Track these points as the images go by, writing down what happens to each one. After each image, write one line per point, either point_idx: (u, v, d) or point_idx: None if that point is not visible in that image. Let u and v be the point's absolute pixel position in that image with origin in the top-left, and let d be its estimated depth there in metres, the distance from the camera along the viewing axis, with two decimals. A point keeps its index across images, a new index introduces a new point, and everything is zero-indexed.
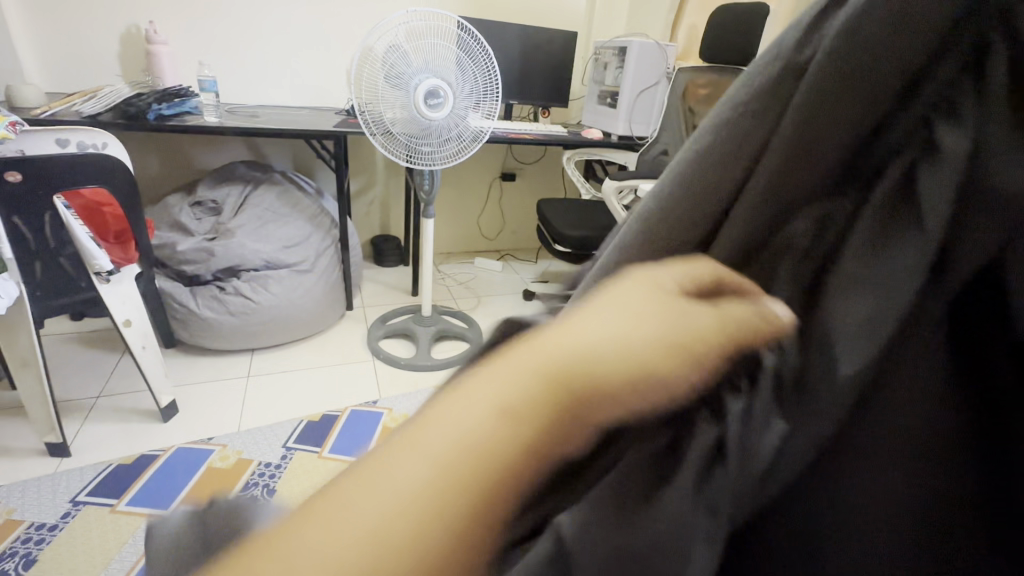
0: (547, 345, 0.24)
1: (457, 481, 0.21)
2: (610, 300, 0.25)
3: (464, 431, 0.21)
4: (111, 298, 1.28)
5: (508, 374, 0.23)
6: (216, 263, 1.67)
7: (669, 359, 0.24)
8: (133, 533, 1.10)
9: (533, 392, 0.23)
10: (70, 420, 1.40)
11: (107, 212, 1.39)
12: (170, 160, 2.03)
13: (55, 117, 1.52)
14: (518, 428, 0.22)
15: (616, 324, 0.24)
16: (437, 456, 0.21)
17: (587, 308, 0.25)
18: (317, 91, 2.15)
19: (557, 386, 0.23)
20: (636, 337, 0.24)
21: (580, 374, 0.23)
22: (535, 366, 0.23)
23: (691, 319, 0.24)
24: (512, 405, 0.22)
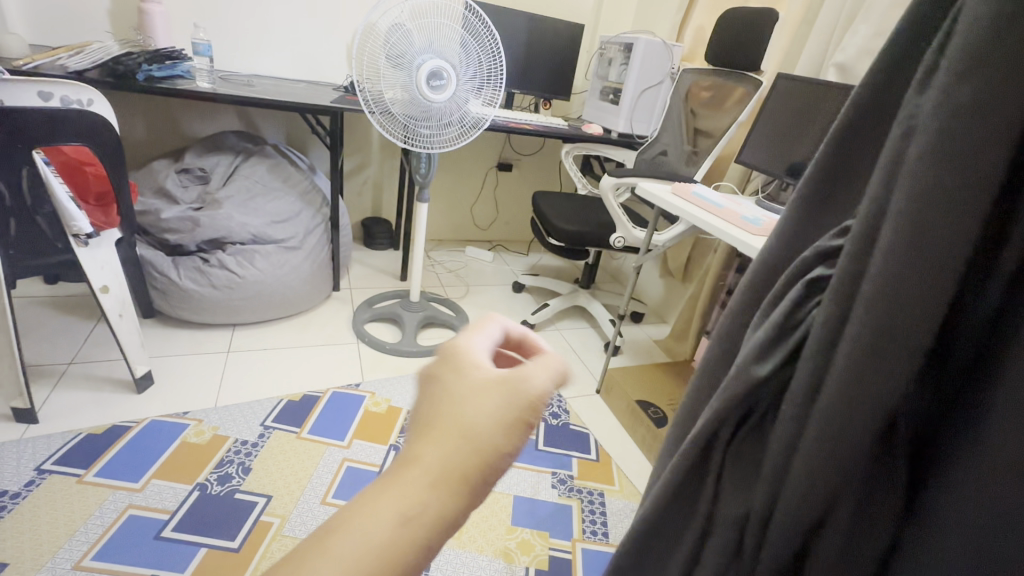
0: (429, 460, 0.31)
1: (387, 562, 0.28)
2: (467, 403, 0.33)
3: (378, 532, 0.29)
4: (88, 262, 1.23)
5: (408, 492, 0.30)
6: (202, 234, 1.62)
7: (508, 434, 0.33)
8: (100, 505, 1.07)
9: (433, 497, 0.30)
10: (39, 386, 1.35)
11: (88, 171, 1.35)
12: (159, 124, 1.97)
13: (37, 69, 1.46)
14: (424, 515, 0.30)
15: (475, 421, 0.32)
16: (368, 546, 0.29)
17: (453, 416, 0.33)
18: (315, 65, 2.10)
19: (439, 486, 0.31)
20: (462, 430, 0.32)
21: (467, 472, 0.31)
22: (430, 476, 0.31)
23: (518, 406, 0.34)
24: (414, 512, 0.30)
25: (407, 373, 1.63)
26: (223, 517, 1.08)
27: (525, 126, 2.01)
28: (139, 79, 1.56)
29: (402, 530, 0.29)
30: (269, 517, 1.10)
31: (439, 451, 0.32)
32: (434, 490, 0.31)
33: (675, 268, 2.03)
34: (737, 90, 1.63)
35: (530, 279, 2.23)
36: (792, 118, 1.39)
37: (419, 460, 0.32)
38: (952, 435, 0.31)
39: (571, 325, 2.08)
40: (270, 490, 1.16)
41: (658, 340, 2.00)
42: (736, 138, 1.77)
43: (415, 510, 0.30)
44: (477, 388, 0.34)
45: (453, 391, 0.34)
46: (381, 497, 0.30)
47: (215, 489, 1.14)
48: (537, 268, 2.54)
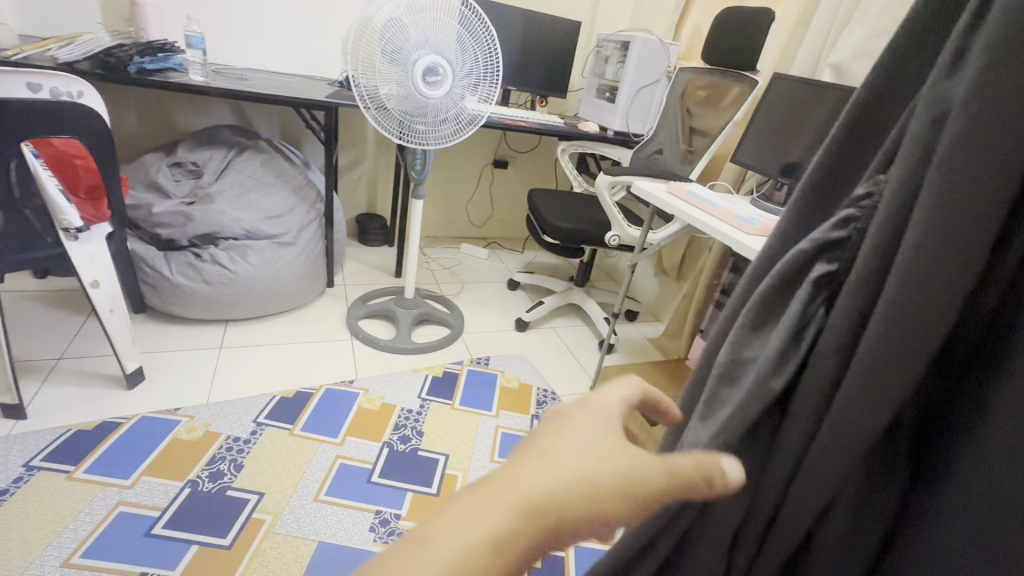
0: (529, 480, 0.27)
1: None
2: (585, 440, 0.30)
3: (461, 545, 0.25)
4: (78, 257, 1.21)
5: (495, 509, 0.26)
6: (194, 228, 1.61)
7: (624, 498, 0.29)
8: (90, 501, 1.06)
9: (518, 526, 0.26)
10: (28, 381, 1.34)
11: (79, 164, 1.33)
12: (151, 117, 1.95)
13: (27, 60, 1.44)
14: (508, 547, 0.25)
15: (585, 460, 0.29)
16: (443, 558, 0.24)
17: (565, 444, 0.30)
18: (310, 59, 2.09)
19: (534, 517, 0.26)
20: (584, 470, 0.29)
21: (555, 509, 0.27)
22: (520, 498, 0.27)
23: (642, 464, 0.30)
24: (500, 539, 0.26)
25: (401, 370, 1.63)
26: (214, 514, 1.08)
27: (521, 123, 2.01)
28: (131, 71, 1.54)
29: (492, 552, 0.25)
30: (261, 515, 1.09)
31: (544, 476, 0.28)
32: (529, 523, 0.26)
33: (670, 267, 2.03)
34: (733, 89, 1.63)
35: (525, 277, 2.23)
36: (787, 118, 1.39)
37: (525, 477, 0.28)
38: (953, 430, 0.31)
39: (566, 323, 2.08)
40: (262, 487, 1.16)
41: (652, 339, 2.01)
42: (732, 137, 1.77)
43: (509, 536, 0.26)
44: (600, 440, 0.30)
45: (579, 432, 0.31)
46: (484, 504, 0.26)
47: (207, 486, 1.14)
48: (532, 265, 2.53)
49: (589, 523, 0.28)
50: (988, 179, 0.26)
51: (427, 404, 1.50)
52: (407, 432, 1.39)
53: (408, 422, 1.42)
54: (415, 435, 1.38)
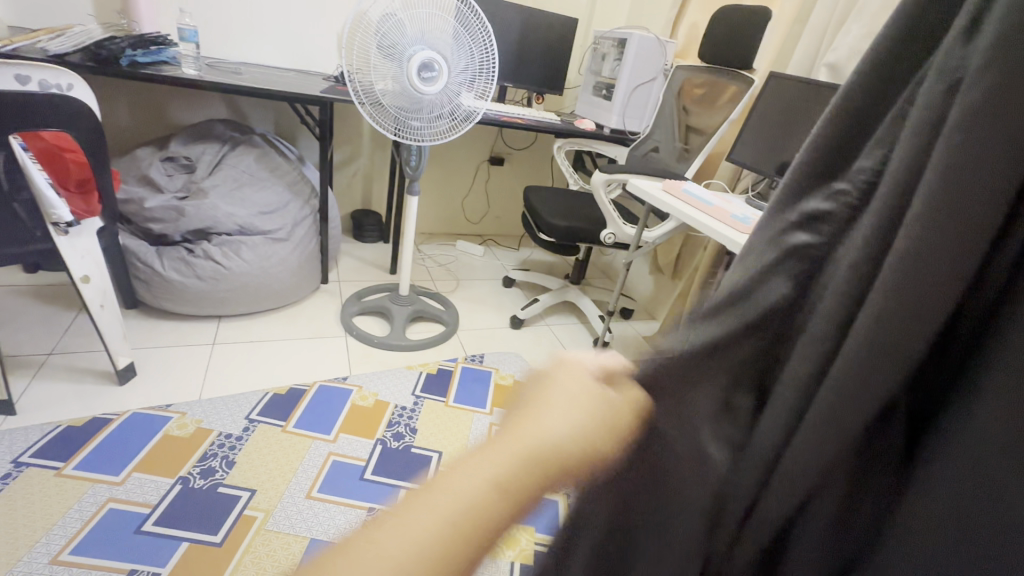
0: (521, 436, 0.30)
1: (459, 534, 0.27)
2: (563, 394, 0.33)
3: (465, 495, 0.28)
4: (68, 251, 1.20)
5: (492, 460, 0.29)
6: (186, 224, 1.60)
7: (593, 441, 0.31)
8: (79, 498, 1.05)
9: (514, 472, 0.29)
10: (17, 377, 1.33)
11: (69, 157, 1.32)
12: (143, 111, 1.93)
13: (17, 51, 1.42)
14: (502, 496, 0.28)
15: (570, 416, 0.31)
16: (448, 510, 0.27)
17: (548, 403, 0.32)
18: (305, 54, 2.07)
19: (532, 464, 0.29)
20: (566, 420, 0.31)
21: (545, 456, 0.30)
22: (515, 452, 0.29)
23: (612, 412, 0.33)
24: (501, 482, 0.28)
25: (395, 367, 1.62)
26: (205, 511, 1.07)
27: (517, 120, 2.00)
28: (123, 64, 1.52)
29: (490, 496, 0.28)
30: (253, 512, 1.09)
31: (527, 433, 0.30)
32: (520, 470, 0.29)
33: (665, 265, 2.04)
34: (729, 88, 1.62)
35: (520, 274, 2.23)
36: (782, 117, 1.39)
37: (511, 434, 0.30)
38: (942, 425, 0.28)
39: (561, 321, 2.08)
40: (254, 483, 1.15)
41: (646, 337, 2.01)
42: (727, 136, 1.77)
43: (508, 479, 0.28)
44: (581, 389, 0.33)
45: (558, 387, 0.33)
46: (481, 455, 0.29)
47: (198, 483, 1.13)
48: (528, 263, 2.53)
49: (573, 465, 0.31)
50: (997, 166, 0.24)
51: (421, 401, 1.50)
52: (400, 429, 1.38)
53: (402, 419, 1.42)
54: (409, 432, 1.38)
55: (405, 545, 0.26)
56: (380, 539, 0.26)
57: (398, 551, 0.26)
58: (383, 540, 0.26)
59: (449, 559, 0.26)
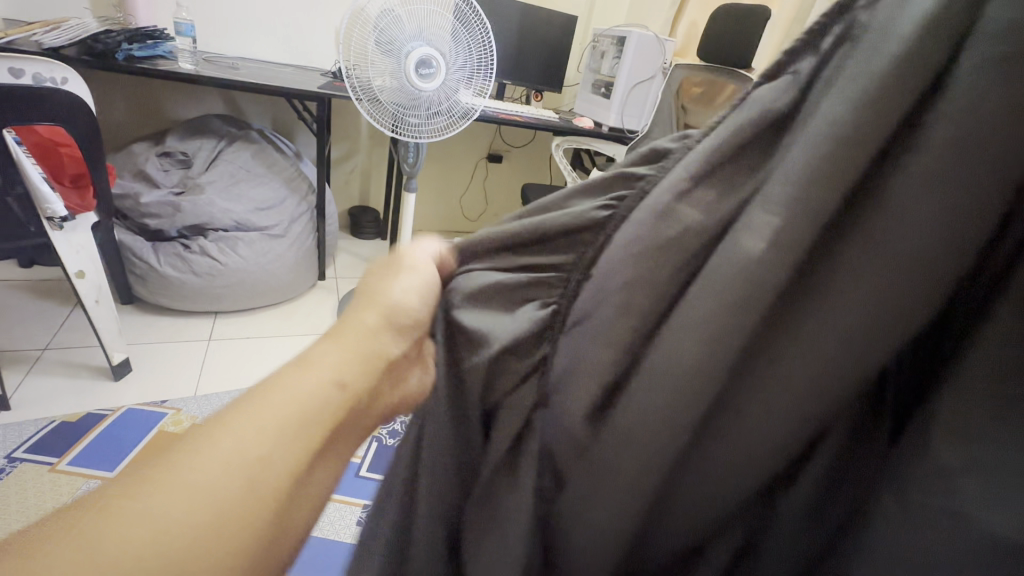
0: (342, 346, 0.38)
1: (292, 427, 0.33)
2: (381, 312, 0.41)
3: (295, 395, 0.34)
4: (63, 246, 1.19)
5: (319, 373, 0.36)
6: (182, 219, 1.59)
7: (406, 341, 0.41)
8: (73, 494, 1.05)
9: (341, 373, 0.37)
10: (11, 372, 1.32)
11: (64, 152, 1.31)
12: (139, 105, 1.92)
13: (11, 44, 1.41)
14: (332, 393, 0.36)
15: (388, 325, 0.40)
16: (278, 410, 0.33)
17: (368, 320, 0.40)
18: (302, 49, 2.06)
19: (358, 364, 0.38)
20: (382, 327, 0.40)
21: (369, 358, 0.38)
22: (340, 359, 0.37)
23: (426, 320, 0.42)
24: (330, 384, 0.36)
25: None
26: None
27: (516, 118, 1.99)
28: (119, 58, 1.51)
29: (331, 393, 0.36)
30: None
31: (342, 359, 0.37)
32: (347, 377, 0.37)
33: None
34: (728, 87, 1.62)
35: None
36: None
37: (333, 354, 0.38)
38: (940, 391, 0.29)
39: None
40: None
41: None
42: None
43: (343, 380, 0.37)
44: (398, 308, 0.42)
45: (377, 310, 0.41)
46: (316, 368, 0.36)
47: None
48: None
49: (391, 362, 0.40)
50: (992, 152, 0.25)
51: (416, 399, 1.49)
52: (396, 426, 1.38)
53: None
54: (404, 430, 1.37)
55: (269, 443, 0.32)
56: (208, 446, 0.31)
57: (231, 450, 0.31)
58: (214, 444, 0.31)
59: (284, 443, 0.33)
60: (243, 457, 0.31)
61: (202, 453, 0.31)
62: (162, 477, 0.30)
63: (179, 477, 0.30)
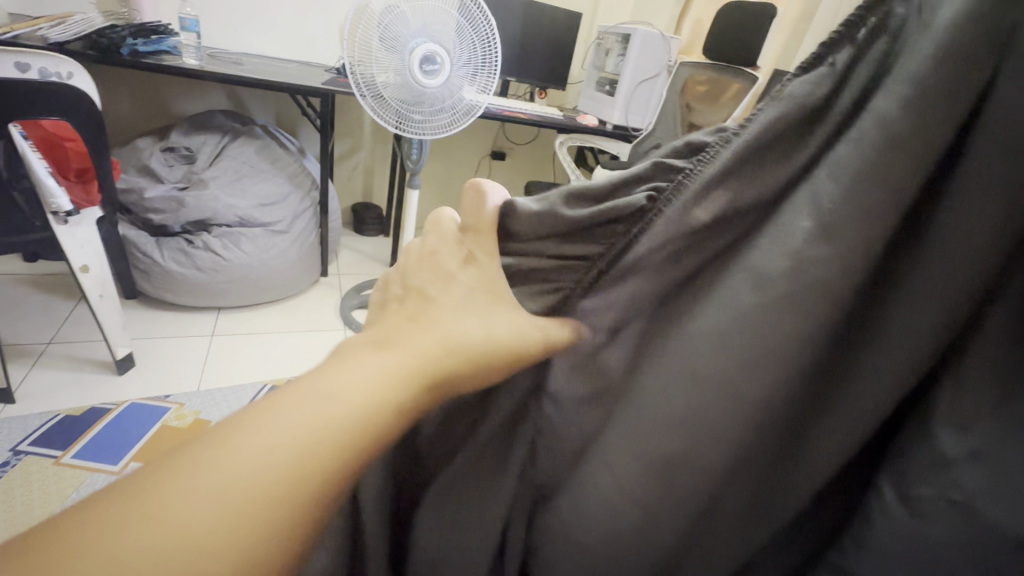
0: (412, 351, 0.32)
1: (331, 444, 0.27)
2: (462, 310, 0.35)
3: (343, 404, 0.28)
4: (67, 241, 1.20)
5: (381, 378, 0.30)
6: (186, 214, 1.59)
7: (486, 351, 0.34)
8: (77, 487, 1.05)
9: (404, 387, 0.30)
10: (16, 365, 1.33)
11: (69, 147, 1.31)
12: (143, 100, 1.92)
13: (17, 39, 1.41)
14: (387, 412, 0.29)
15: (469, 325, 0.34)
16: (320, 421, 0.28)
17: (449, 316, 0.34)
18: (307, 45, 2.06)
19: (424, 377, 0.31)
20: (439, 339, 0.33)
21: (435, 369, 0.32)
22: (406, 367, 0.31)
23: (515, 325, 0.36)
24: (388, 398, 0.30)
25: None
26: None
27: (520, 115, 1.99)
28: (123, 53, 1.51)
29: (384, 411, 0.29)
30: None
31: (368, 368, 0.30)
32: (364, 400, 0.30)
33: None
34: (733, 85, 1.61)
35: None
36: None
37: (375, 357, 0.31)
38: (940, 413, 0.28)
39: None
40: None
41: None
42: None
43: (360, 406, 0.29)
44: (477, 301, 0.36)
45: (452, 305, 0.35)
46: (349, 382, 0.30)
47: None
48: None
49: (459, 374, 0.33)
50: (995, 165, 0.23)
51: None
52: None
53: None
54: None
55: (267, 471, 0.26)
56: (234, 449, 0.26)
57: (257, 461, 0.26)
58: (240, 448, 0.26)
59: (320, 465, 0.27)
60: (264, 474, 0.26)
61: (221, 456, 0.26)
62: (176, 480, 0.25)
63: (189, 487, 0.24)
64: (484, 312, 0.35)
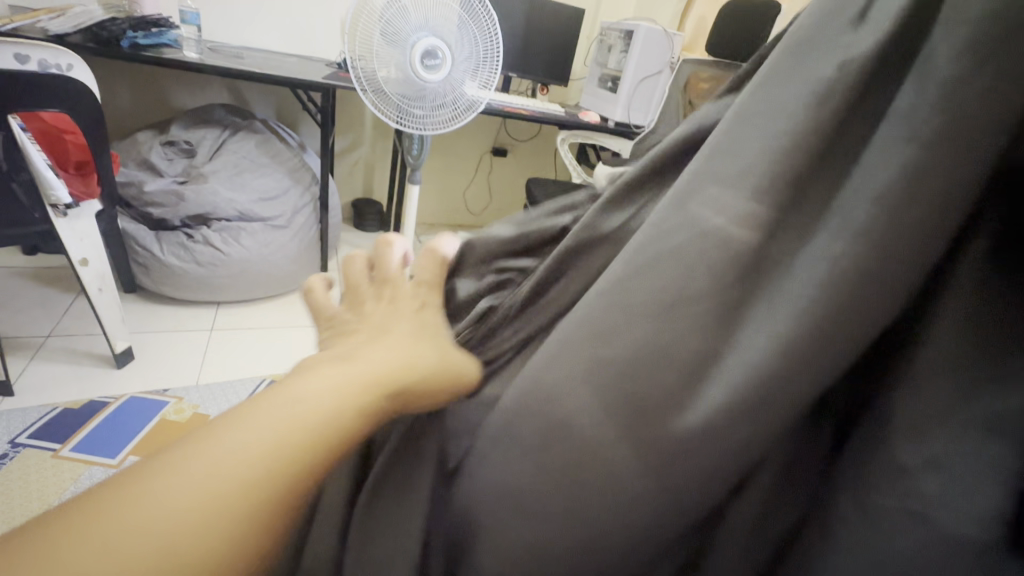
0: (341, 376, 0.33)
1: (263, 476, 0.29)
2: (393, 344, 0.37)
3: (278, 429, 0.30)
4: (67, 234, 1.19)
5: (317, 401, 0.32)
6: (186, 209, 1.59)
7: (419, 384, 0.37)
8: (76, 480, 1.05)
9: (331, 415, 0.31)
10: (15, 358, 1.33)
11: (68, 139, 1.31)
12: (144, 94, 1.91)
13: (16, 30, 1.41)
14: (315, 441, 0.30)
15: (399, 355, 0.36)
16: (257, 448, 0.29)
17: (379, 346, 0.37)
18: (308, 40, 2.05)
19: (365, 403, 0.33)
20: (373, 370, 0.35)
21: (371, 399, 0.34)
22: (341, 391, 0.33)
23: (438, 355, 0.39)
24: (314, 428, 0.31)
25: None
26: None
27: (521, 111, 1.98)
28: (123, 46, 1.50)
29: (313, 427, 0.31)
30: None
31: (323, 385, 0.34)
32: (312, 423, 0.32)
33: None
34: None
35: None
36: None
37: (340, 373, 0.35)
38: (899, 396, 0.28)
39: None
40: None
41: None
42: None
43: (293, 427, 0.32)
44: (412, 334, 0.39)
45: (386, 341, 0.37)
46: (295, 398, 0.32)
47: None
48: None
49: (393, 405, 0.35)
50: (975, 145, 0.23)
51: None
52: None
53: None
54: None
55: (217, 470, 0.28)
56: (165, 481, 0.27)
57: (188, 493, 0.27)
58: (175, 479, 0.27)
59: (252, 492, 0.28)
60: (193, 508, 0.27)
61: (159, 486, 0.27)
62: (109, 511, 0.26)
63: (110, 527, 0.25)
64: (413, 341, 0.38)
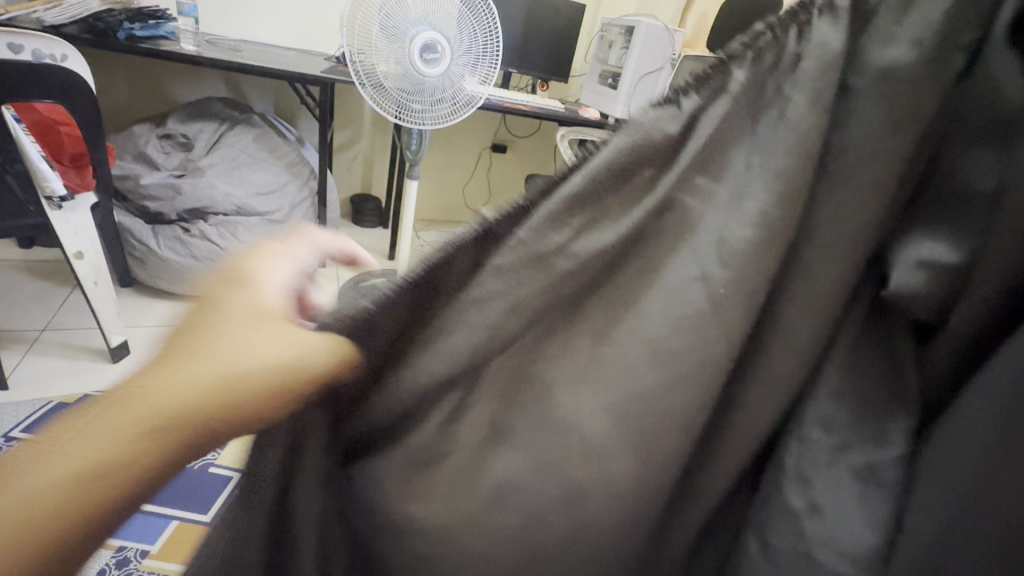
0: (157, 389, 0.29)
1: (72, 494, 0.28)
2: (227, 346, 0.31)
3: (89, 448, 0.28)
4: (62, 226, 1.18)
5: (122, 419, 0.28)
6: (183, 202, 1.57)
7: (262, 390, 0.30)
8: None
9: (141, 427, 0.28)
10: (10, 351, 1.32)
11: (63, 131, 1.30)
12: (141, 86, 1.90)
13: (12, 21, 1.39)
14: (114, 454, 0.28)
15: (234, 361, 0.30)
16: (65, 466, 0.28)
17: (213, 348, 0.31)
18: (307, 33, 2.04)
19: (173, 419, 0.29)
20: (195, 380, 0.29)
21: (185, 410, 0.29)
22: (152, 407, 0.29)
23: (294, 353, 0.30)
24: (119, 436, 0.28)
25: None
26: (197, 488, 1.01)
27: (521, 107, 1.97)
28: (119, 37, 1.49)
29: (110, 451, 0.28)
30: None
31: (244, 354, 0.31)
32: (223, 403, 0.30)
33: None
34: None
35: None
36: None
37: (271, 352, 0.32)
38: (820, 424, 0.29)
39: None
40: None
41: None
42: None
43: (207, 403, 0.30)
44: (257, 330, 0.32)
45: (224, 340, 0.31)
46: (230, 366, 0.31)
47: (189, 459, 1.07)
48: None
49: (226, 419, 0.29)
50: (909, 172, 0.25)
51: None
52: None
53: None
54: None
55: (75, 458, 0.28)
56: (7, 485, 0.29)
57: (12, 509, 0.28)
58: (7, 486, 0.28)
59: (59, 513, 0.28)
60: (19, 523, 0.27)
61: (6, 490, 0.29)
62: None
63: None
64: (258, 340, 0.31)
